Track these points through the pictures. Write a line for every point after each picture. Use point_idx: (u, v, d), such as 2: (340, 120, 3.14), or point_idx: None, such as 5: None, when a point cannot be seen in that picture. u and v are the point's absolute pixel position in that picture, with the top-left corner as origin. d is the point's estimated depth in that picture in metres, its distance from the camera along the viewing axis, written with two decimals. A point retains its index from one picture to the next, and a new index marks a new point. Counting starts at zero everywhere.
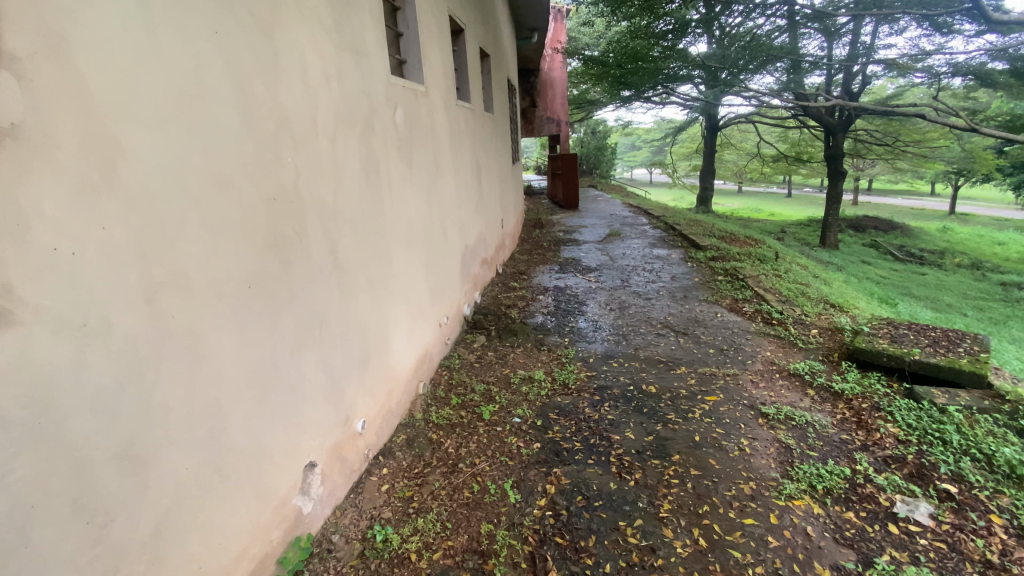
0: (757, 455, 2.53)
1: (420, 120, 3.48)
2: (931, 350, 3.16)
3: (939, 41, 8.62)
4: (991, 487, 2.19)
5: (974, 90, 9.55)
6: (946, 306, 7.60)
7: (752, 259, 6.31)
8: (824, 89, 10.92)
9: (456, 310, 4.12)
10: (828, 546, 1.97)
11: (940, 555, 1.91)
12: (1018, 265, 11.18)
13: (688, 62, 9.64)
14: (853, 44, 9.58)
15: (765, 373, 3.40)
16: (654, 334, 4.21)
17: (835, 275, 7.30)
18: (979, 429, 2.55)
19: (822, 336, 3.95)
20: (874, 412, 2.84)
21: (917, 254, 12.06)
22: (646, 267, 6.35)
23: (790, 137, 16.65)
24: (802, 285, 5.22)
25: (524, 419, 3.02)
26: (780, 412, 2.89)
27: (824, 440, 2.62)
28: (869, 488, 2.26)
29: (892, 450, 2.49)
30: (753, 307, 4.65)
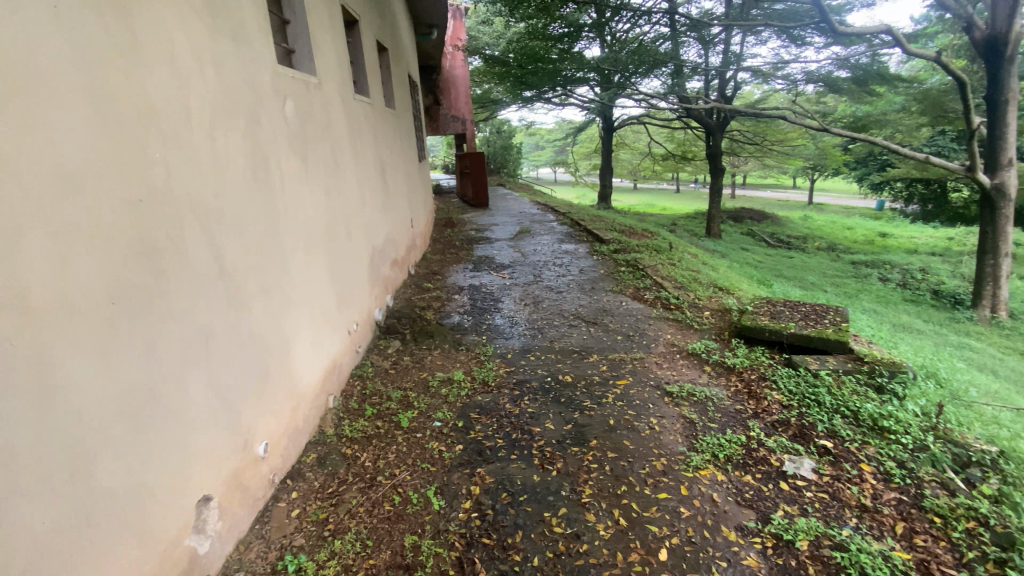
0: (665, 432, 2.69)
1: (314, 114, 3.25)
2: (803, 323, 3.58)
3: (795, 51, 9.86)
4: (859, 440, 2.52)
5: (823, 95, 11.06)
6: (810, 284, 8.70)
7: (650, 250, 6.74)
8: (703, 92, 12.02)
9: (367, 315, 3.92)
10: (732, 509, 2.13)
11: (824, 504, 2.14)
12: (862, 246, 13.13)
13: (584, 65, 10.02)
14: (725, 52, 10.68)
15: (668, 355, 3.63)
16: (567, 326, 4.33)
17: (721, 262, 8.04)
18: (845, 390, 2.92)
19: (713, 317, 4.31)
20: (761, 382, 3.15)
21: (785, 240, 13.72)
22: (556, 261, 6.53)
23: (676, 137, 18.12)
24: (694, 272, 5.67)
25: (444, 421, 2.94)
26: (683, 389, 3.10)
27: (723, 412, 2.85)
28: (762, 451, 2.49)
29: (778, 415, 2.78)
30: (653, 294, 4.97)
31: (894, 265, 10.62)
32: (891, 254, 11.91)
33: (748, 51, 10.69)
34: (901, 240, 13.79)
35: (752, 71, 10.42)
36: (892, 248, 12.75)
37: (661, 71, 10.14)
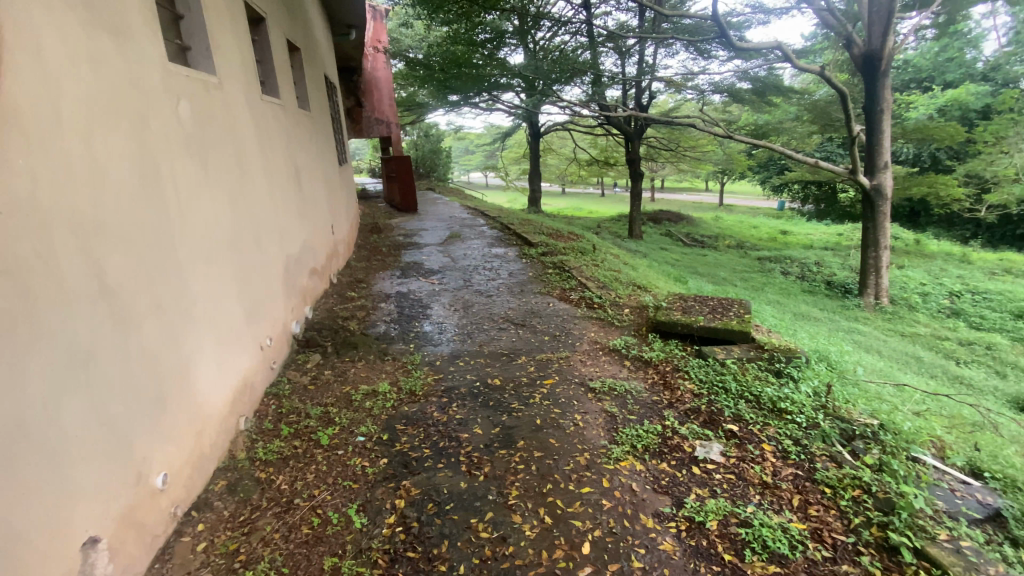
0: (589, 427, 2.77)
1: (214, 115, 3.03)
2: (711, 316, 3.84)
3: (702, 64, 10.60)
4: (761, 422, 2.73)
5: (728, 105, 11.97)
6: (723, 280, 9.36)
7: (576, 252, 6.94)
8: (622, 100, 12.60)
9: (281, 328, 3.70)
10: (649, 497, 2.23)
11: (731, 484, 2.29)
12: (765, 243, 14.35)
13: (507, 71, 9.90)
14: (640, 63, 11.26)
15: (592, 353, 3.75)
16: (496, 329, 4.34)
17: (642, 262, 8.45)
18: (749, 377, 3.16)
19: (633, 314, 4.51)
20: (677, 374, 3.33)
21: (700, 239, 14.69)
22: (485, 265, 6.54)
23: (599, 142, 18.85)
24: (616, 272, 5.91)
25: (368, 436, 2.84)
26: (605, 385, 3.21)
27: (641, 404, 2.98)
28: (677, 439, 2.63)
29: (691, 404, 2.95)
30: (578, 294, 5.12)
31: (794, 259, 11.70)
32: (790, 249, 13.11)
33: (660, 62, 11.34)
34: (799, 236, 15.23)
35: (664, 81, 11.07)
36: (792, 244, 14.04)
37: (582, 79, 10.44)
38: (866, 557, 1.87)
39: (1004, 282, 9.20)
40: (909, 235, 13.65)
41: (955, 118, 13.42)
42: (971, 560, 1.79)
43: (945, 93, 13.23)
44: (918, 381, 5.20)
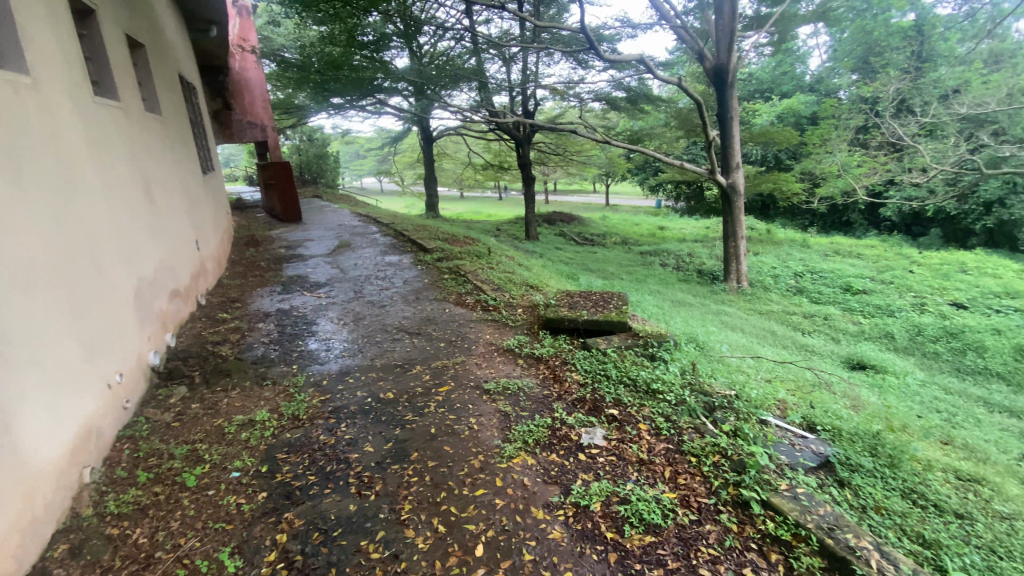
0: (483, 429, 2.80)
1: (28, 121, 2.57)
2: (594, 310, 4.10)
3: (581, 73, 11.25)
4: (638, 404, 2.96)
5: (607, 111, 12.85)
6: (611, 275, 9.99)
7: (471, 256, 6.97)
8: (510, 105, 12.93)
9: (135, 361, 3.25)
10: (540, 489, 2.30)
11: (613, 465, 2.45)
12: (647, 238, 15.61)
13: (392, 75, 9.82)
14: (524, 70, 11.70)
15: (486, 355, 3.79)
16: (389, 340, 4.21)
17: (536, 262, 8.75)
18: (627, 364, 3.43)
19: (525, 313, 4.65)
20: (565, 367, 3.50)
21: (590, 237, 15.56)
22: (377, 275, 6.32)
23: (492, 147, 19.19)
24: (510, 273, 6.05)
25: (244, 470, 2.60)
26: (498, 385, 3.27)
27: (533, 400, 3.09)
28: (564, 429, 2.76)
29: (577, 395, 3.11)
30: (473, 298, 5.17)
31: (671, 252, 12.87)
32: (668, 243, 14.41)
33: (543, 70, 11.86)
34: (675, 231, 16.76)
35: (549, 88, 11.59)
36: (669, 238, 15.41)
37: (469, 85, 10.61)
38: (725, 515, 2.10)
39: (833, 262, 10.93)
40: (762, 225, 15.66)
41: (791, 124, 15.66)
42: (803, 503, 2.09)
43: (783, 102, 15.38)
44: (773, 353, 5.98)
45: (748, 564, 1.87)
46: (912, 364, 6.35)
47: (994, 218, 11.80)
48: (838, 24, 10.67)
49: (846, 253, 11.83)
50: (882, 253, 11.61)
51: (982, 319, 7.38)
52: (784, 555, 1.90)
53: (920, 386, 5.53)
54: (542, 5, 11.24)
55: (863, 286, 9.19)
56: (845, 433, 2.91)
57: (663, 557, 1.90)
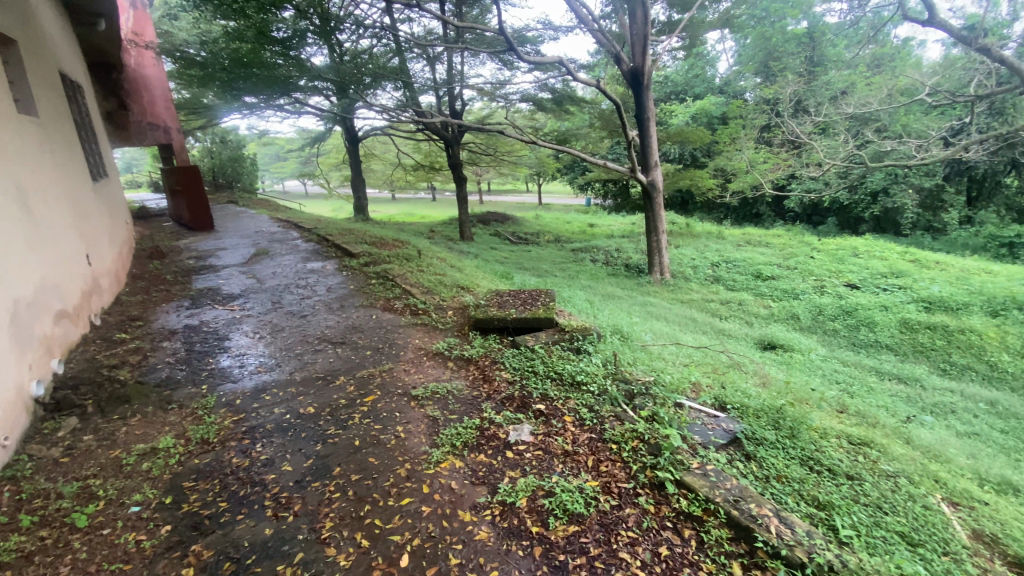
0: (409, 436, 2.75)
1: None
2: (522, 308, 4.16)
3: (507, 74, 11.34)
4: (564, 397, 3.04)
5: (535, 111, 13.05)
6: (545, 272, 10.16)
7: (400, 259, 6.83)
8: (437, 105, 12.77)
9: (14, 394, 2.85)
10: (467, 491, 2.30)
11: (539, 460, 2.49)
12: (578, 235, 16.06)
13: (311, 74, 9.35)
14: (449, 69, 11.62)
15: (415, 360, 3.73)
16: (311, 351, 4.04)
17: (470, 262, 8.74)
18: (554, 358, 3.51)
19: (455, 315, 4.62)
20: (494, 366, 3.52)
21: (524, 236, 15.75)
22: (298, 283, 6.03)
23: (421, 147, 18.91)
24: (440, 275, 5.99)
25: (146, 503, 2.38)
26: (426, 390, 3.23)
27: (462, 402, 3.08)
28: (492, 428, 2.77)
29: (506, 393, 3.14)
30: (401, 302, 5.06)
31: (601, 248, 13.33)
32: (598, 239, 14.91)
33: (469, 70, 11.85)
34: (604, 228, 17.36)
35: (476, 88, 11.58)
36: (598, 235, 15.92)
37: (394, 84, 10.39)
38: (643, 498, 2.20)
39: (746, 252, 11.78)
40: (682, 220, 16.62)
41: (704, 124, 16.68)
42: (712, 478, 2.24)
43: (696, 103, 16.34)
44: (694, 339, 6.34)
45: (664, 542, 1.97)
46: (815, 341, 6.99)
47: (880, 206, 13.40)
48: (741, 31, 11.50)
49: (757, 243, 12.80)
50: (787, 242, 12.69)
51: (871, 297, 8.25)
52: (696, 529, 2.02)
53: (822, 361, 6.10)
54: (465, 5, 11.20)
55: (772, 273, 9.99)
56: (752, 410, 3.15)
57: (585, 545, 1.96)
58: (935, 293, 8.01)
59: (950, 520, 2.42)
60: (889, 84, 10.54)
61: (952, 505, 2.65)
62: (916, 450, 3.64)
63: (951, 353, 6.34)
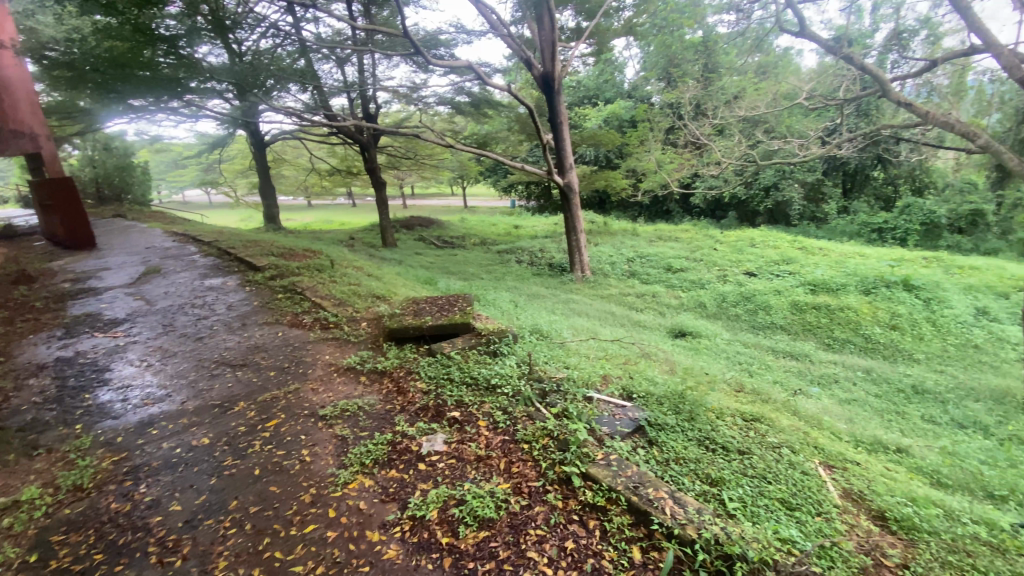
0: (316, 459, 2.63)
1: None
2: (438, 315, 4.12)
3: (422, 77, 11.19)
4: (478, 402, 3.05)
5: (452, 114, 12.99)
6: (470, 276, 10.15)
7: (311, 270, 6.52)
8: (349, 109, 12.33)
9: None
10: (376, 510, 2.24)
11: (451, 469, 2.49)
12: (503, 237, 16.22)
13: (208, 77, 8.62)
14: (360, 72, 11.27)
15: (324, 377, 3.57)
16: (208, 377, 3.75)
17: (390, 269, 8.53)
18: (469, 363, 3.52)
19: (369, 326, 4.48)
20: (409, 377, 3.46)
21: (449, 240, 15.65)
22: (195, 303, 5.57)
23: (336, 152, 18.17)
24: (355, 285, 5.79)
25: (2, 566, 2.08)
26: (336, 408, 3.11)
27: (373, 417, 2.99)
28: (404, 441, 2.73)
29: (419, 403, 3.10)
30: (311, 316, 4.83)
31: (525, 248, 13.55)
32: (523, 240, 15.15)
33: (382, 72, 11.55)
34: (529, 228, 17.67)
35: (390, 91, 11.32)
36: (522, 236, 16.16)
37: (300, 87, 9.90)
38: (551, 494, 2.26)
39: (659, 246, 12.49)
40: (600, 218, 17.32)
41: (616, 126, 17.46)
42: (614, 469, 2.35)
43: (607, 107, 17.07)
44: (612, 333, 6.61)
45: (570, 536, 2.03)
46: (720, 327, 7.56)
47: (772, 200, 14.77)
48: (643, 40, 12.13)
49: (667, 238, 13.61)
50: (694, 236, 13.63)
51: (767, 283, 9.05)
52: (600, 519, 2.11)
53: (726, 345, 6.61)
54: (373, 6, 10.91)
55: (682, 265, 10.67)
56: (655, 398, 3.35)
57: (494, 550, 1.98)
58: (819, 276, 8.93)
59: (825, 482, 2.71)
60: (773, 90, 11.52)
61: (828, 468, 2.96)
62: (802, 420, 4.03)
63: (833, 329, 7.10)
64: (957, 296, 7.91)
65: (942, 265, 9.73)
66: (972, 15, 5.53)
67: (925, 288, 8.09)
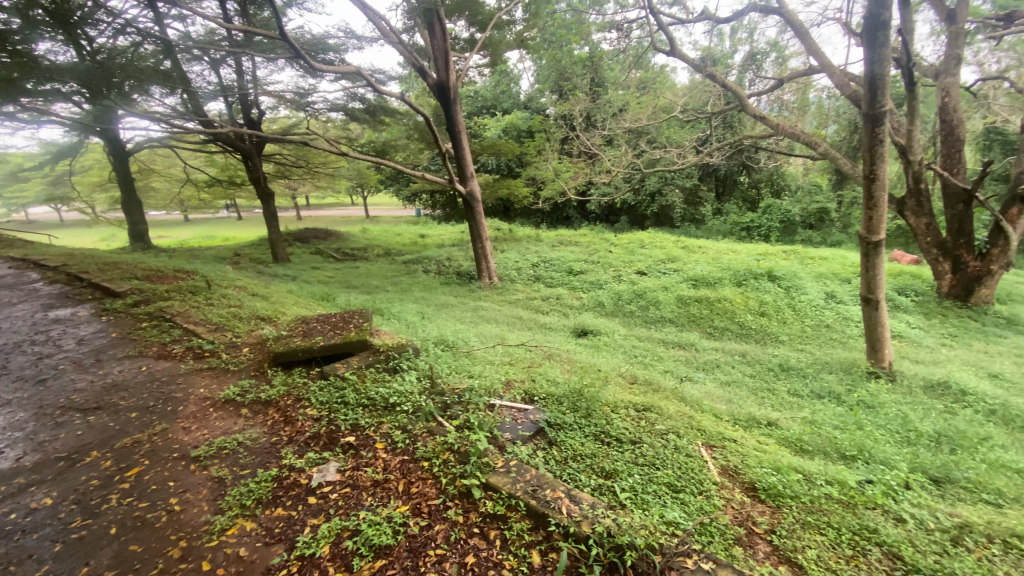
0: (188, 507, 2.35)
1: None
2: (331, 334, 3.90)
3: (311, 82, 10.62)
4: (374, 423, 2.93)
5: (347, 121, 12.49)
6: (372, 289, 9.79)
7: (184, 293, 5.87)
8: (228, 115, 11.34)
9: None
10: (260, 554, 2.05)
11: (344, 499, 2.35)
12: (408, 247, 15.87)
13: (58, 79, 7.39)
14: (239, 76, 10.42)
15: (198, 413, 3.21)
16: (50, 426, 3.20)
17: (281, 287, 7.94)
18: (365, 383, 3.37)
19: (253, 352, 4.11)
20: (298, 404, 3.22)
21: (349, 252, 14.97)
22: (34, 340, 4.74)
23: (216, 161, 16.63)
24: (236, 307, 5.30)
25: None
26: (212, 447, 2.81)
27: (256, 452, 2.75)
28: (292, 475, 2.53)
29: (310, 432, 2.90)
30: (184, 346, 4.32)
31: (431, 257, 13.39)
32: (428, 249, 14.95)
33: (265, 77, 10.78)
34: (434, 237, 17.49)
35: (275, 96, 10.59)
36: (428, 245, 15.95)
37: (169, 91, 8.92)
38: (451, 510, 2.22)
39: (560, 251, 12.97)
40: (504, 225, 17.65)
41: (514, 136, 17.93)
42: (513, 474, 2.38)
43: (505, 117, 17.46)
44: (518, 337, 6.72)
45: (470, 551, 2.01)
46: (617, 324, 8.02)
47: (658, 204, 16.06)
48: (535, 53, 12.57)
49: (568, 243, 14.20)
50: (592, 240, 14.38)
51: (656, 280, 9.78)
52: (501, 528, 2.12)
53: (623, 340, 7.02)
54: (251, 6, 10.17)
55: (582, 268, 11.18)
56: (555, 399, 3.45)
57: None
58: (700, 272, 9.85)
59: (706, 461, 2.96)
60: (653, 103, 12.46)
61: (709, 448, 3.23)
62: (688, 406, 4.38)
63: (714, 319, 7.84)
64: (810, 283, 9.14)
65: (797, 257, 11.20)
66: (808, 41, 6.46)
67: (785, 278, 9.23)
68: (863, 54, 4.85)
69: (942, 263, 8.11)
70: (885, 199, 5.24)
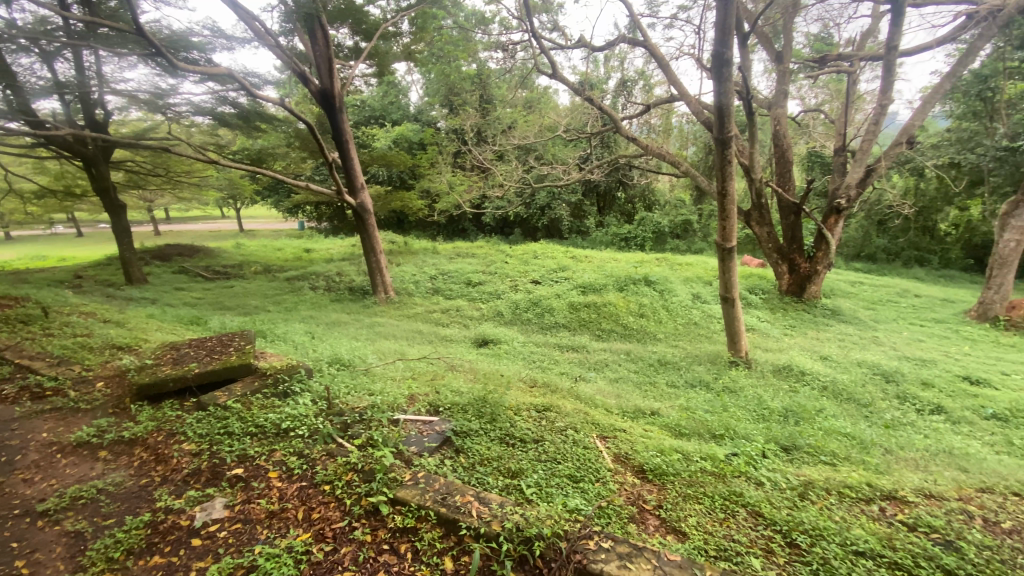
0: (36, 570, 2.00)
1: None
2: (208, 360, 3.55)
3: (171, 82, 9.52)
4: (266, 451, 2.73)
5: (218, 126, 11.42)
6: (253, 309, 8.99)
7: (10, 323, 4.90)
8: (62, 114, 9.72)
9: None
10: None
11: (236, 535, 2.16)
12: (291, 263, 14.83)
13: None
14: (78, 70, 9.01)
15: (41, 462, 2.73)
16: None
17: (140, 312, 6.97)
18: (253, 410, 3.12)
19: (110, 387, 3.58)
20: (172, 440, 2.88)
21: (222, 270, 13.58)
22: None
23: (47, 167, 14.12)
24: (84, 337, 4.56)
25: None
26: (65, 498, 2.41)
27: (122, 499, 2.42)
28: (171, 518, 2.27)
29: (189, 468, 2.62)
30: (15, 386, 3.62)
31: (319, 273, 12.67)
32: (315, 265, 14.11)
33: (111, 72, 9.44)
34: (321, 252, 16.54)
35: (124, 95, 9.31)
36: (315, 260, 15.05)
37: None
38: (358, 530, 2.16)
39: (457, 263, 13.04)
40: (398, 238, 17.29)
41: (405, 148, 17.71)
42: (422, 486, 2.39)
43: (394, 129, 17.19)
44: (418, 351, 6.64)
45: (381, 567, 1.98)
46: (515, 331, 8.28)
47: (548, 217, 16.89)
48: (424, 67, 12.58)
49: (464, 255, 14.32)
50: (487, 252, 14.66)
51: (549, 289, 10.28)
52: (411, 541, 2.11)
53: (521, 347, 7.26)
54: None
55: (479, 279, 11.36)
56: (459, 407, 3.51)
57: None
58: (587, 280, 10.54)
59: (600, 452, 3.20)
60: (539, 121, 13.12)
61: (604, 439, 3.51)
62: (582, 403, 4.69)
63: (601, 322, 8.45)
64: (680, 286, 10.26)
65: (669, 263, 12.50)
66: (669, 71, 7.32)
67: (659, 282, 10.25)
68: (714, 86, 5.57)
69: (781, 266, 9.62)
70: (735, 211, 6.10)
